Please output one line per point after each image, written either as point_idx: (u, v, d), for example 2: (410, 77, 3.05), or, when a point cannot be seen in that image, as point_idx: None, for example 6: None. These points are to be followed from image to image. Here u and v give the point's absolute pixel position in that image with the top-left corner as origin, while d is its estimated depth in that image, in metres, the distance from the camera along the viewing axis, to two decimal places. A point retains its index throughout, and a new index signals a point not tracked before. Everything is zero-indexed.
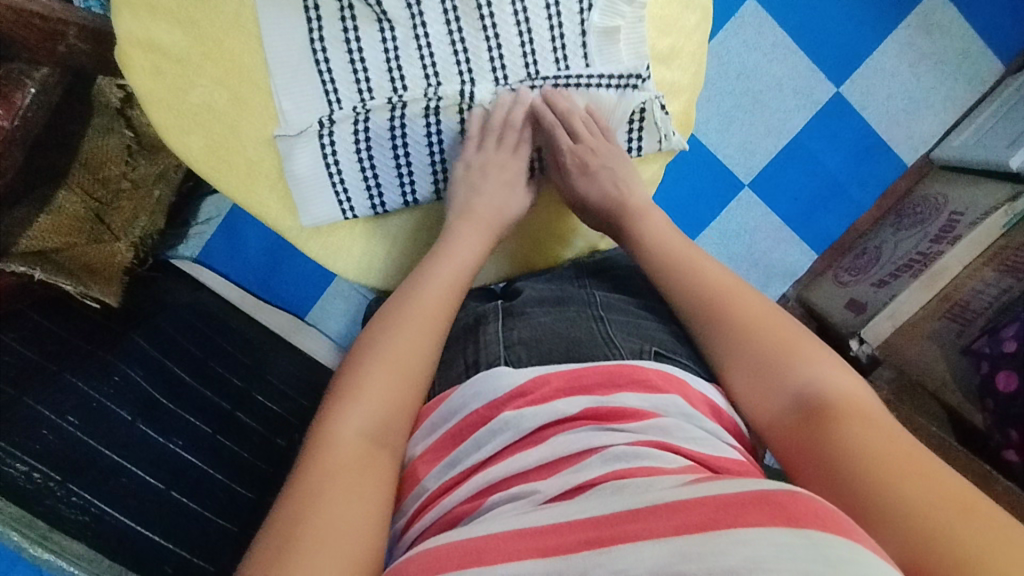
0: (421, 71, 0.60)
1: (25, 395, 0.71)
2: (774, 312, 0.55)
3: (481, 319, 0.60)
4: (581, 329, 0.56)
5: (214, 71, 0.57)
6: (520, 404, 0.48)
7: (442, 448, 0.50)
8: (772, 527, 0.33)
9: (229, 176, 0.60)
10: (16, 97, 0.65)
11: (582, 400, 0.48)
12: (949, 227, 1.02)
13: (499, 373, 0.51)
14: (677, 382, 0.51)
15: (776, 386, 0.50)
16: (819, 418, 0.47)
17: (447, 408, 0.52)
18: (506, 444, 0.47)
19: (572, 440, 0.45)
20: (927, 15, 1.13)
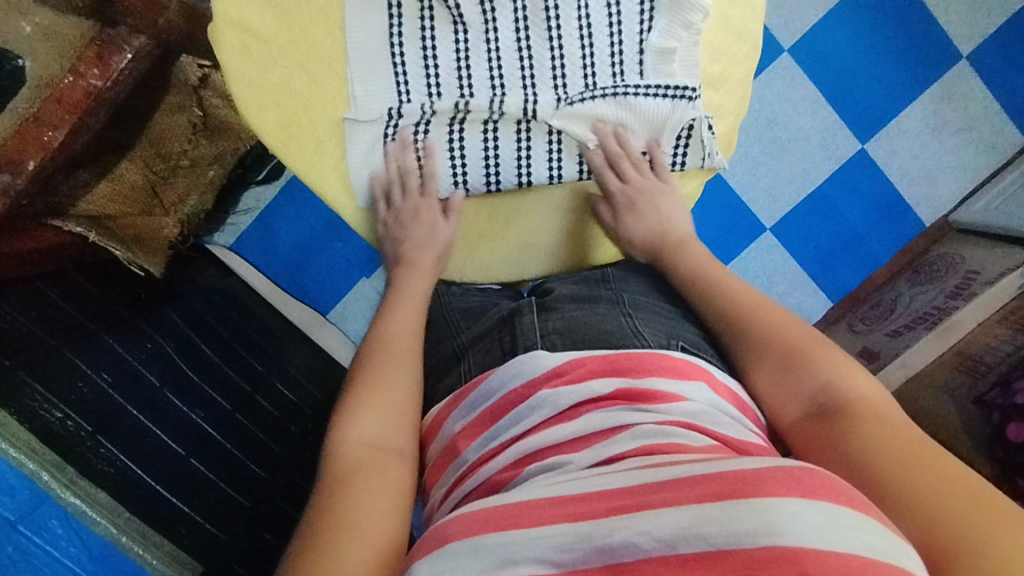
0: (488, 75, 0.62)
1: (65, 346, 0.72)
2: (785, 317, 0.58)
3: (515, 312, 0.61)
4: (612, 322, 0.59)
5: (298, 55, 0.61)
6: (557, 383, 0.51)
7: (485, 423, 0.52)
8: (790, 498, 0.35)
9: (296, 151, 0.62)
10: (112, 62, 0.59)
11: (616, 380, 0.51)
12: (965, 283, 1.04)
13: (539, 355, 0.54)
14: (705, 372, 0.53)
15: (787, 388, 0.53)
16: (828, 417, 0.50)
17: (485, 388, 0.54)
18: (542, 418, 0.49)
19: (604, 417, 0.48)
20: (953, 83, 1.18)
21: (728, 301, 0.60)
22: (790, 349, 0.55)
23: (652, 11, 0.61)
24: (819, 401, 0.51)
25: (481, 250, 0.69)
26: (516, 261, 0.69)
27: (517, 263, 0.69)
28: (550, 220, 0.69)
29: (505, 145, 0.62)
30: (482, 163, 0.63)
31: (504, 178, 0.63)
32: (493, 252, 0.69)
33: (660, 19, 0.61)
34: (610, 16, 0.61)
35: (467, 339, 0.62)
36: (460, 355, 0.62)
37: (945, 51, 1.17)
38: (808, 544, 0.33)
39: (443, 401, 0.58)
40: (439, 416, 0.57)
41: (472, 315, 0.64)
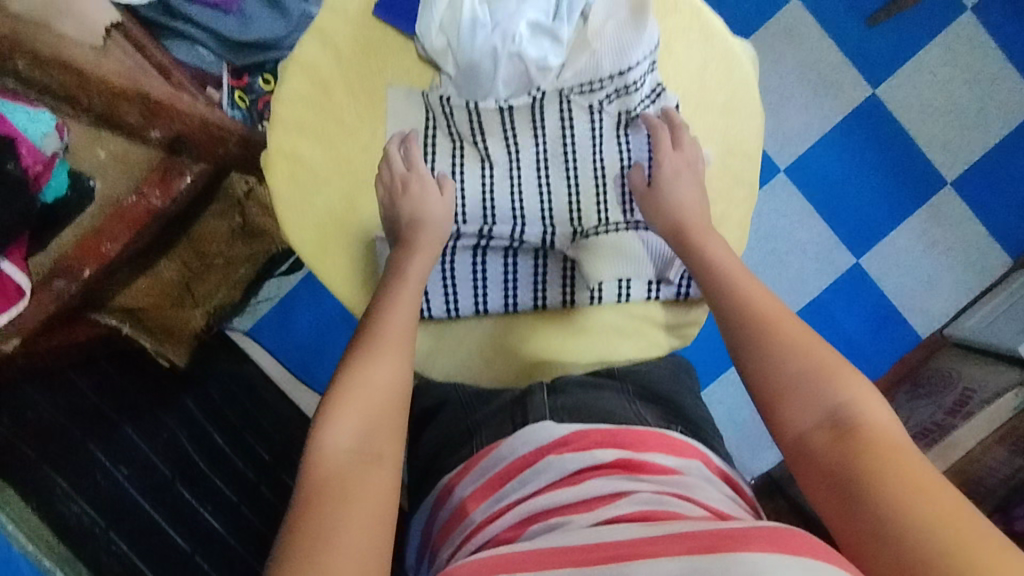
0: (510, 208, 0.67)
1: (89, 438, 0.75)
2: (807, 331, 0.54)
3: (527, 392, 0.65)
4: (615, 405, 0.62)
5: (341, 183, 0.68)
6: (563, 451, 0.54)
7: (494, 485, 0.55)
8: (772, 551, 0.37)
9: (331, 269, 0.68)
10: (173, 183, 0.66)
11: (616, 450, 0.54)
12: (962, 401, 1.07)
13: (546, 425, 0.58)
14: (701, 453, 0.56)
15: (805, 404, 0.50)
16: (850, 443, 0.46)
17: (493, 456, 0.57)
18: (548, 482, 0.52)
19: (604, 484, 0.50)
20: (940, 206, 1.26)
21: (750, 314, 0.55)
22: (812, 367, 0.51)
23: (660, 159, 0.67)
24: (838, 423, 0.48)
25: (496, 364, 0.70)
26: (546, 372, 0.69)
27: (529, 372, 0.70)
28: (570, 335, 0.70)
29: (523, 267, 0.68)
30: (501, 284, 0.68)
31: (521, 298, 0.68)
32: (508, 366, 0.70)
33: None
34: (623, 160, 0.66)
35: (480, 416, 0.65)
36: (472, 432, 0.64)
37: (932, 177, 1.25)
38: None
39: (455, 468, 0.61)
40: (450, 482, 0.59)
41: (487, 397, 0.67)
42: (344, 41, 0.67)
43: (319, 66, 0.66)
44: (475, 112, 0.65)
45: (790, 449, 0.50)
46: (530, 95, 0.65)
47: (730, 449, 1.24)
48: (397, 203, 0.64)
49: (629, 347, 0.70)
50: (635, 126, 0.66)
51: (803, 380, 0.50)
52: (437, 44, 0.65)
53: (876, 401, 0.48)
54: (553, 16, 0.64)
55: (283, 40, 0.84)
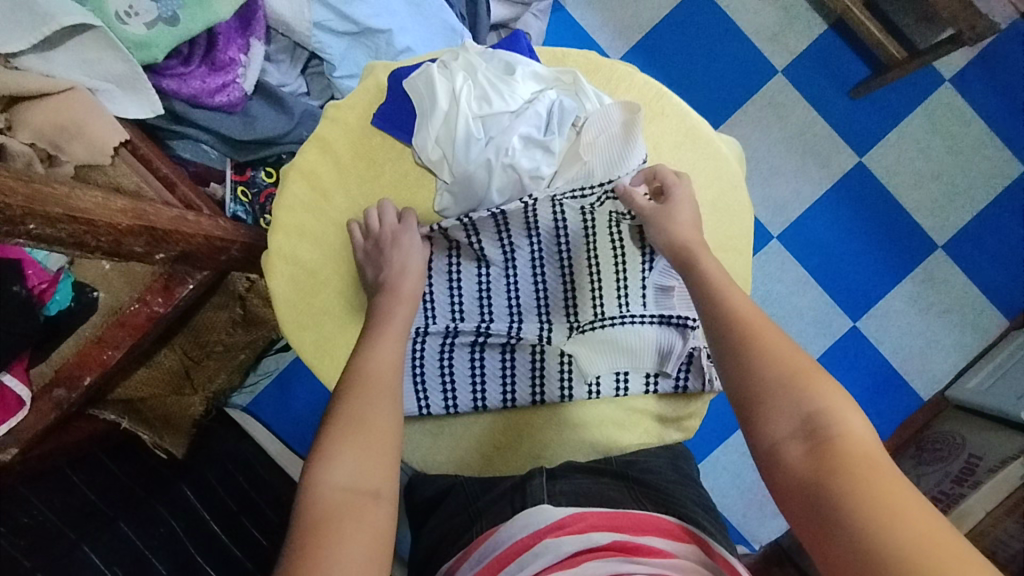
0: (507, 306, 0.68)
1: (82, 540, 0.76)
2: (787, 342, 0.53)
3: (526, 478, 0.64)
4: (616, 490, 0.62)
5: (342, 285, 0.69)
6: (559, 534, 0.54)
7: (492, 571, 0.54)
8: None
9: (331, 369, 0.68)
10: (176, 292, 0.65)
11: (614, 534, 0.53)
12: (968, 469, 1.06)
13: (544, 510, 0.57)
14: (697, 539, 0.56)
15: (781, 409, 0.49)
16: (823, 453, 0.45)
17: (491, 543, 0.56)
18: (545, 565, 0.51)
19: (602, 565, 0.49)
20: (934, 268, 1.27)
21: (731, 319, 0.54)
22: (793, 372, 0.50)
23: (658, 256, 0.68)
24: (813, 431, 0.47)
25: (497, 461, 0.69)
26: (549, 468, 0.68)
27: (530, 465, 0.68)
28: (569, 430, 0.69)
29: (521, 364, 0.67)
30: (499, 381, 0.67)
31: (519, 395, 0.67)
32: (508, 462, 0.69)
33: (660, 261, 0.68)
34: (617, 254, 0.67)
35: (486, 501, 0.64)
36: (475, 516, 0.62)
37: (924, 241, 1.27)
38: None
39: (455, 556, 0.60)
40: (449, 571, 0.58)
41: (487, 485, 0.66)
42: (343, 150, 0.69)
43: (319, 174, 0.69)
44: (470, 225, 0.65)
45: (764, 457, 0.49)
46: (524, 203, 0.65)
47: (736, 520, 1.22)
48: (383, 249, 0.65)
49: (628, 438, 0.69)
50: (630, 226, 0.67)
51: (779, 386, 0.50)
52: (433, 156, 0.67)
53: (852, 412, 0.48)
54: (544, 129, 0.67)
55: (289, 133, 0.85)
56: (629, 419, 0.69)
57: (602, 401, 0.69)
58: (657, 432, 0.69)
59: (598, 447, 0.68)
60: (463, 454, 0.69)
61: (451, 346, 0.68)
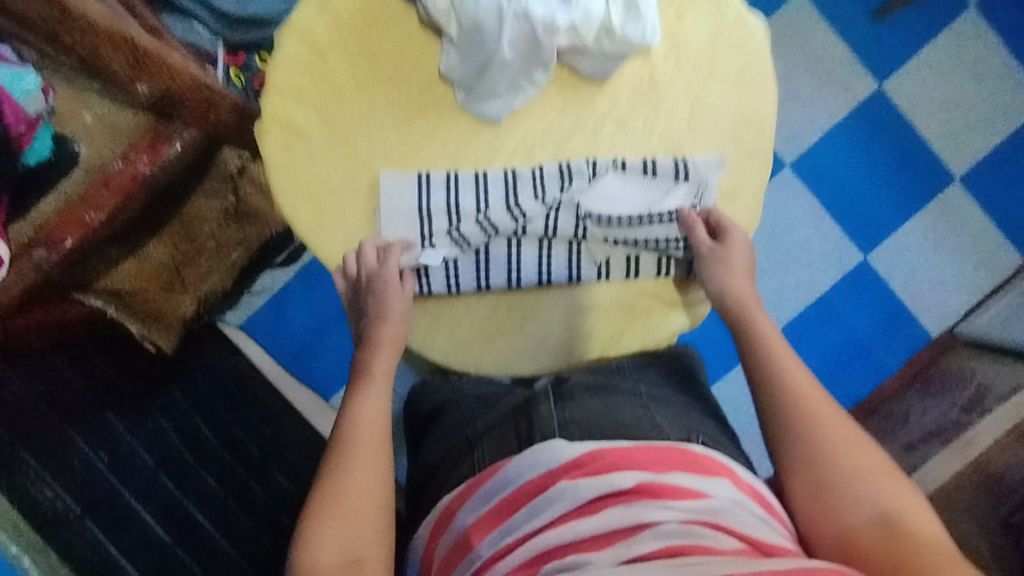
0: (503, 192, 0.63)
1: (67, 423, 0.72)
2: (856, 432, 0.54)
3: (531, 399, 0.62)
4: (631, 414, 0.59)
5: (337, 152, 0.64)
6: (576, 475, 0.49)
7: (499, 515, 0.50)
8: None
9: (327, 242, 0.64)
10: (162, 151, 0.63)
11: (637, 474, 0.49)
12: (977, 398, 1.03)
13: (557, 446, 0.52)
14: (727, 468, 0.52)
15: (853, 501, 0.50)
16: (897, 543, 0.46)
17: (500, 477, 0.52)
18: (563, 512, 0.47)
19: (627, 514, 0.45)
20: (949, 202, 1.23)
21: (789, 405, 0.56)
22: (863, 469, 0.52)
23: (685, 159, 0.64)
24: (886, 524, 0.48)
25: (500, 344, 0.65)
26: (554, 355, 0.65)
27: (536, 355, 0.65)
28: (577, 315, 0.65)
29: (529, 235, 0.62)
30: (505, 257, 0.63)
31: (525, 274, 0.63)
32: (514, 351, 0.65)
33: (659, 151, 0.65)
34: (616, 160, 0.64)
35: (481, 426, 0.62)
36: (473, 443, 0.61)
37: (941, 173, 1.23)
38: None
39: (455, 489, 0.56)
40: (450, 505, 0.54)
41: (486, 402, 0.64)
42: (343, 10, 0.65)
43: (318, 34, 0.64)
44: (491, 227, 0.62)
45: (828, 546, 0.50)
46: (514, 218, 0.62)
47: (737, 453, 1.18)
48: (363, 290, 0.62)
49: (637, 330, 0.66)
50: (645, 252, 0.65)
51: (852, 479, 0.51)
52: (439, 5, 0.62)
53: (924, 514, 0.49)
54: None
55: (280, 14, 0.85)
56: (640, 307, 0.66)
57: (614, 283, 0.65)
58: (665, 324, 0.67)
59: (605, 336, 0.66)
60: (466, 334, 0.65)
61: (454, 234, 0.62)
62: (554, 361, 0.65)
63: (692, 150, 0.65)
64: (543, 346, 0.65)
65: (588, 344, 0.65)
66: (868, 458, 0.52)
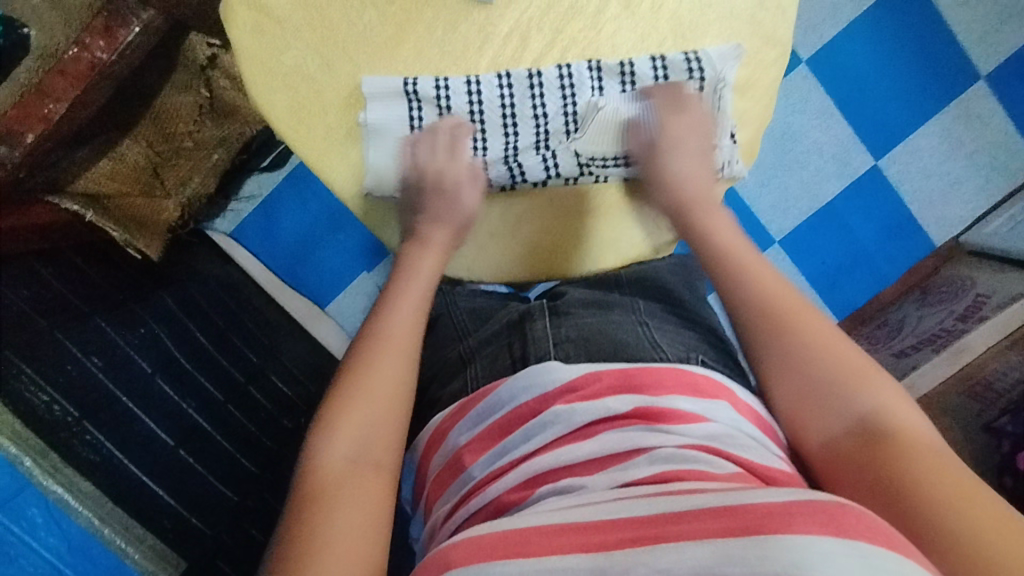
0: (496, 85, 0.58)
1: (56, 328, 0.72)
2: (826, 328, 0.52)
3: (526, 315, 0.59)
4: (628, 331, 0.57)
5: (313, 37, 0.58)
6: (571, 399, 0.49)
7: (492, 437, 0.50)
8: (816, 533, 0.33)
9: (305, 138, 0.59)
10: (118, 34, 0.57)
11: (633, 398, 0.48)
12: (975, 307, 1.02)
13: (551, 367, 0.51)
14: (727, 391, 0.50)
15: (828, 404, 0.49)
16: (877, 449, 0.45)
17: (493, 399, 0.51)
18: (556, 436, 0.47)
19: (621, 439, 0.45)
20: (971, 103, 1.16)
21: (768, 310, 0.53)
22: (844, 370, 0.49)
23: (696, 52, 0.58)
24: (865, 429, 0.47)
25: (495, 249, 0.64)
26: (549, 262, 0.63)
27: (533, 260, 0.63)
28: (574, 219, 0.62)
29: (524, 137, 0.58)
30: (503, 155, 0.59)
31: (529, 170, 0.59)
32: (509, 256, 0.64)
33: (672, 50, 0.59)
34: (622, 64, 0.58)
35: (473, 342, 0.60)
36: (467, 360, 0.59)
37: (966, 71, 1.15)
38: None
39: (449, 407, 0.56)
40: (443, 424, 0.54)
41: (480, 316, 0.62)
42: None
43: None
44: (482, 152, 0.59)
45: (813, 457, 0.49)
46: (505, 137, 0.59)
47: None
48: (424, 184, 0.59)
49: (637, 232, 0.64)
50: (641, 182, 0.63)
51: (829, 382, 0.49)
52: None
53: (905, 408, 0.47)
54: None
55: None
56: (639, 211, 0.63)
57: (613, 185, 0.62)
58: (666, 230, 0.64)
59: (603, 241, 0.63)
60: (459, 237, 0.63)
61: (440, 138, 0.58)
62: (551, 268, 0.64)
63: (703, 43, 0.59)
64: (538, 252, 0.63)
65: (586, 251, 0.63)
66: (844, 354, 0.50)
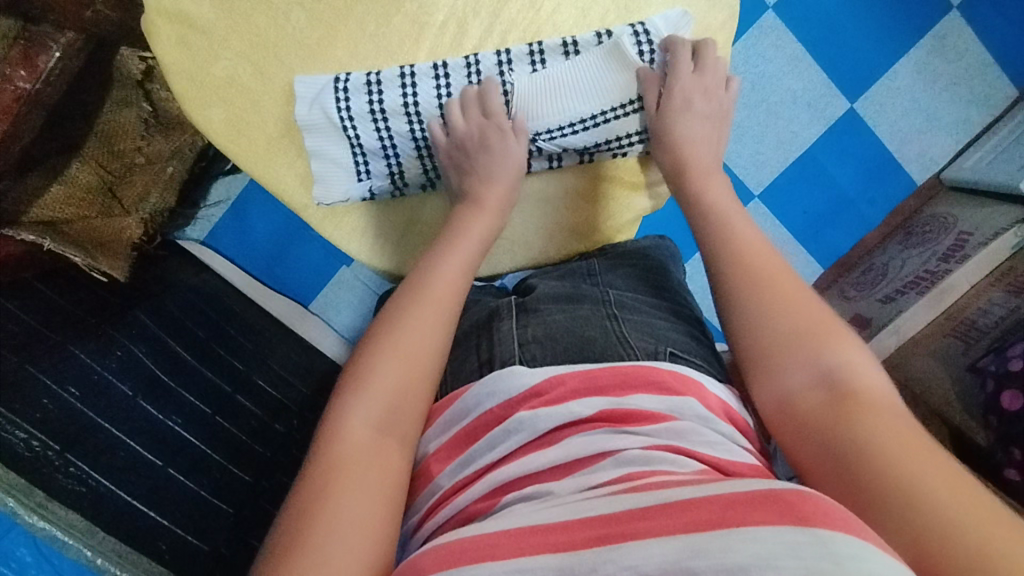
0: (432, 74, 0.58)
1: (27, 362, 0.70)
2: (801, 291, 0.52)
3: (494, 315, 0.59)
4: (597, 328, 0.55)
5: (241, 45, 0.56)
6: (536, 404, 0.48)
7: (459, 445, 0.49)
8: (779, 526, 0.33)
9: (249, 150, 0.58)
10: (38, 61, 0.62)
11: (598, 401, 0.48)
12: (958, 245, 1.00)
13: (517, 372, 0.50)
14: (695, 386, 0.50)
15: (793, 364, 0.48)
16: (841, 403, 0.45)
17: (460, 405, 0.51)
18: (519, 445, 0.46)
19: (587, 442, 0.45)
20: (944, 35, 1.13)
21: (739, 272, 0.53)
22: (812, 328, 0.49)
23: (644, 23, 0.59)
24: (831, 382, 0.46)
25: None
26: (516, 251, 0.66)
27: (515, 255, 0.66)
28: (535, 208, 0.66)
29: None
30: None
31: None
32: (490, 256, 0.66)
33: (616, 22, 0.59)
34: (564, 42, 0.58)
35: None
36: None
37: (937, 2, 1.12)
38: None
39: None
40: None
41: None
42: None
43: None
44: (424, 143, 0.59)
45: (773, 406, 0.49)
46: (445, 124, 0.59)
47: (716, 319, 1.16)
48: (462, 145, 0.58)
49: (601, 213, 0.66)
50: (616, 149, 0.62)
51: (796, 341, 0.49)
52: None
53: (871, 366, 0.47)
54: None
55: None
56: (598, 193, 0.66)
57: (571, 169, 0.65)
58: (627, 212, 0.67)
59: (568, 225, 0.66)
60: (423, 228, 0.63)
61: (390, 143, 0.59)
62: (522, 256, 0.66)
63: (649, 12, 0.59)
64: (505, 244, 0.66)
65: (551, 237, 0.66)
66: (811, 315, 0.50)
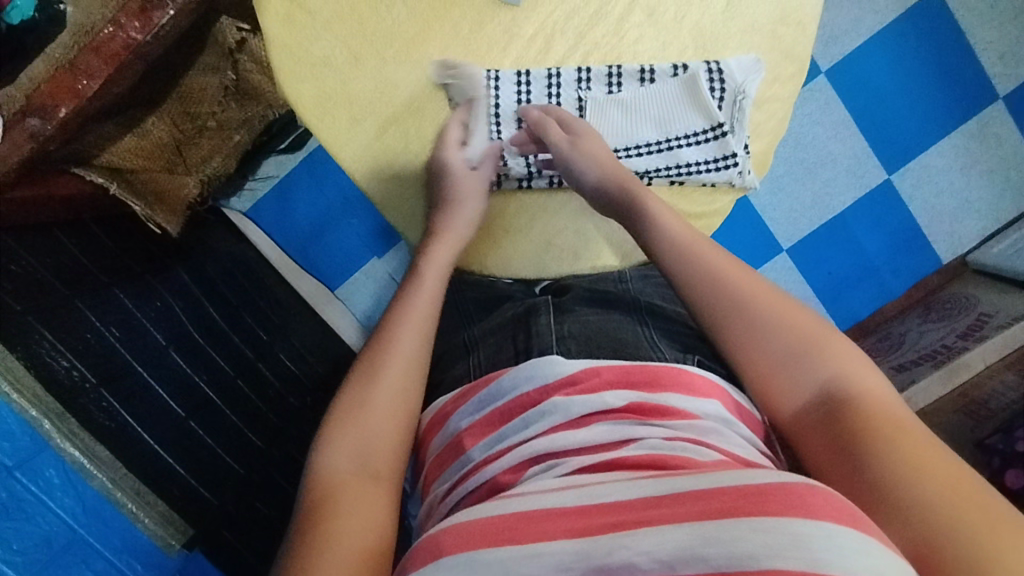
0: (515, 82, 0.63)
1: (76, 297, 0.72)
2: (788, 303, 0.52)
3: (531, 311, 0.60)
4: (629, 331, 0.58)
5: (343, 30, 0.61)
6: (570, 392, 0.50)
7: (493, 423, 0.51)
8: (794, 519, 0.35)
9: (329, 126, 0.63)
10: (154, 15, 0.62)
11: (629, 393, 0.50)
12: (977, 325, 1.01)
13: (554, 361, 0.53)
14: (721, 390, 0.52)
15: (793, 386, 0.49)
16: (837, 420, 0.46)
17: (495, 387, 0.53)
18: (551, 427, 0.48)
19: (614, 430, 0.47)
20: (985, 123, 1.17)
21: (730, 287, 0.53)
22: (801, 342, 0.50)
23: (718, 62, 0.62)
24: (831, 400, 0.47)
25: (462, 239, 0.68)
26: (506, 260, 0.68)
27: (522, 253, 0.68)
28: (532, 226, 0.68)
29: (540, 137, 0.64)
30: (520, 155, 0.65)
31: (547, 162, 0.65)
32: (501, 247, 0.68)
33: (693, 59, 0.62)
34: (641, 71, 0.62)
35: (478, 333, 0.61)
36: (471, 347, 0.60)
37: (984, 90, 1.16)
38: (802, 566, 0.33)
39: (450, 392, 0.57)
40: (445, 409, 0.56)
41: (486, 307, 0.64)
42: None
43: None
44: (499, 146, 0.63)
45: (784, 428, 0.50)
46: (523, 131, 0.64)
47: None
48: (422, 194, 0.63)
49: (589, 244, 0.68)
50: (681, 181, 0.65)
51: (789, 357, 0.50)
52: None
53: (867, 373, 0.48)
54: None
55: None
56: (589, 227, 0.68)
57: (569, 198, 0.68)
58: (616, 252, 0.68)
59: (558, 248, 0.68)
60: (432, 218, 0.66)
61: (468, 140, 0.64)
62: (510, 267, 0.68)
63: (725, 54, 0.63)
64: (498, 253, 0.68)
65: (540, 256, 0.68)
66: (799, 327, 0.51)
